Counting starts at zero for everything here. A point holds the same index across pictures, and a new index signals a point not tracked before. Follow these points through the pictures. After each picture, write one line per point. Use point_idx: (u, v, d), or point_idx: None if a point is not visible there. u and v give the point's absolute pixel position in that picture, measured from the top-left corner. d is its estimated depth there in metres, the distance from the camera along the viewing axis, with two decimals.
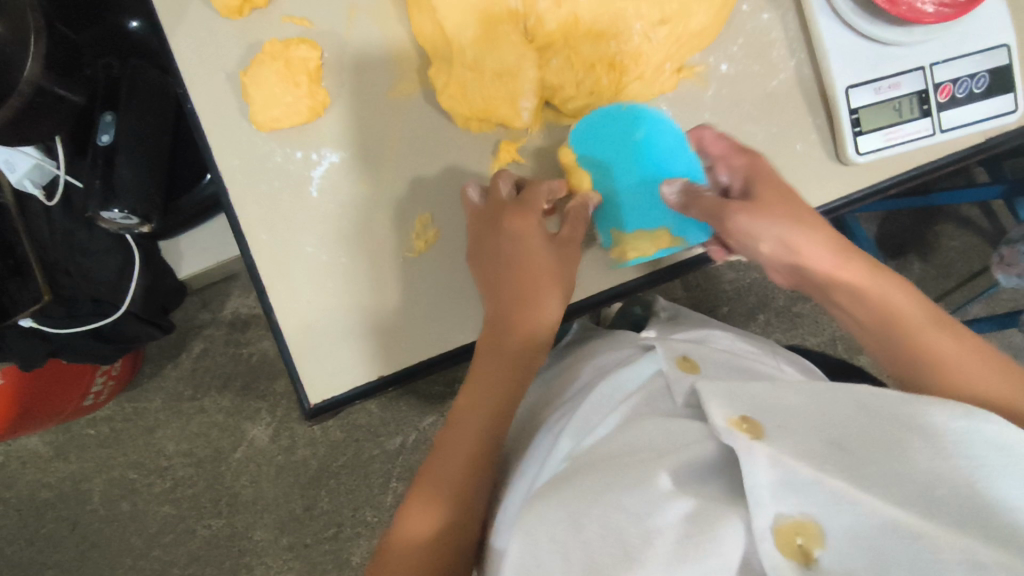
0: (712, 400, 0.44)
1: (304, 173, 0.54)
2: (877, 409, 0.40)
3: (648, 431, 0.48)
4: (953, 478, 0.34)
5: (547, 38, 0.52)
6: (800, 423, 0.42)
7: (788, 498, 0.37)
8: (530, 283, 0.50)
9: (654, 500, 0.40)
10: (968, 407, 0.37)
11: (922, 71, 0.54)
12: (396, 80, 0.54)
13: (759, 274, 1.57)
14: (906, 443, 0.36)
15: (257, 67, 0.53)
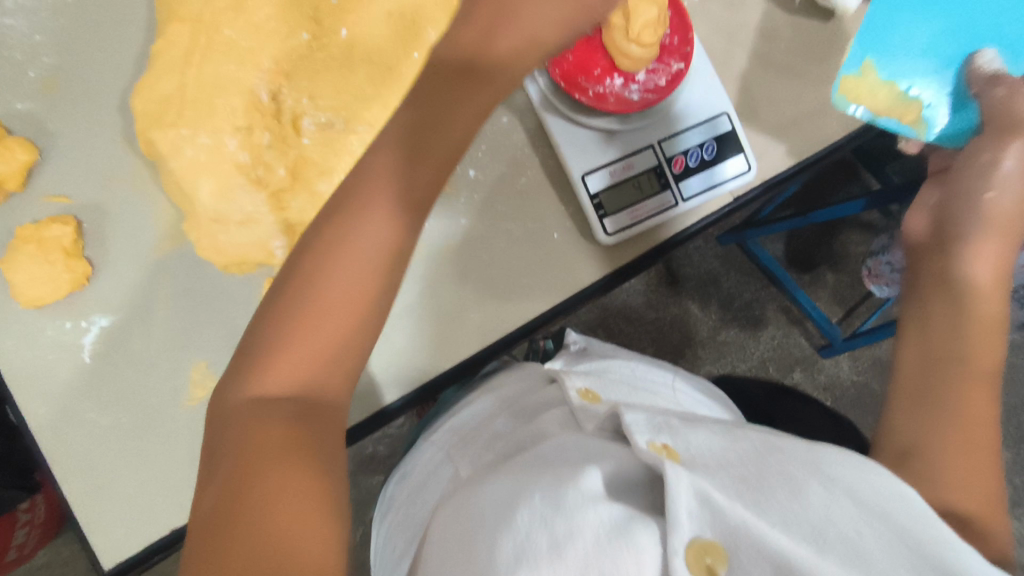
0: (636, 426, 0.43)
1: (76, 342, 0.55)
2: (773, 454, 0.41)
3: (564, 446, 0.48)
4: (847, 523, 0.35)
5: (280, 183, 0.54)
6: (711, 458, 0.41)
7: (702, 518, 0.36)
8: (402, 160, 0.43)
9: (583, 501, 0.38)
10: (859, 465, 0.38)
11: (652, 149, 0.57)
12: (158, 234, 0.57)
13: (678, 309, 1.58)
14: (798, 485, 0.37)
15: (13, 255, 0.54)
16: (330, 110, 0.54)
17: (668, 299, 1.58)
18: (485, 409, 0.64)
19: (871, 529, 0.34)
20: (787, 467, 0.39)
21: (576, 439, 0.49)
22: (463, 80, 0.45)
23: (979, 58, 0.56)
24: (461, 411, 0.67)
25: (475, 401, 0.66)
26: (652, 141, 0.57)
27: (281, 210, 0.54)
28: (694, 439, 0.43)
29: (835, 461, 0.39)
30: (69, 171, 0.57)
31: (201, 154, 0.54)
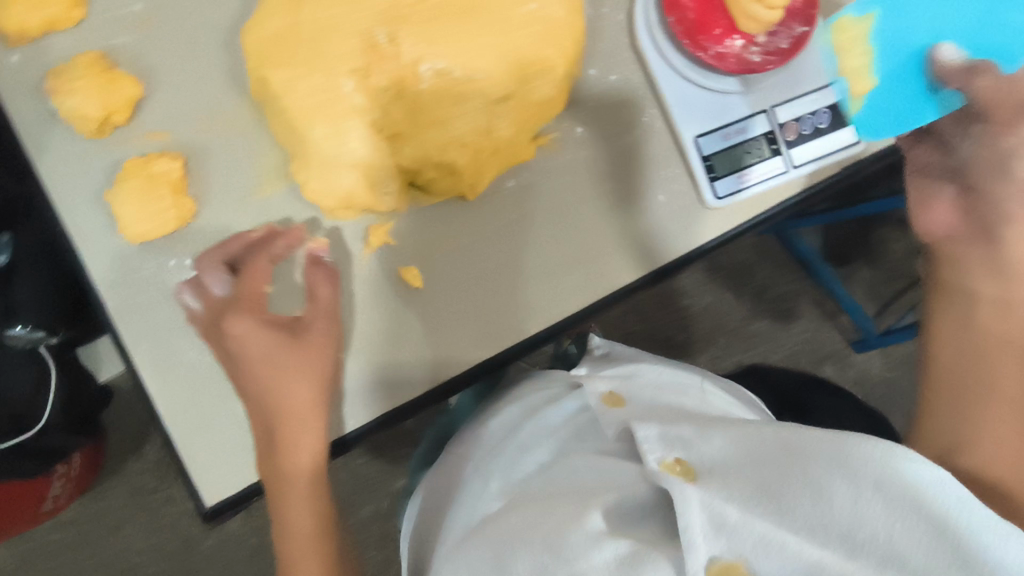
0: (652, 445, 0.53)
1: (181, 280, 0.55)
2: (797, 454, 0.45)
3: (579, 470, 0.60)
4: (867, 521, 0.39)
5: (395, 128, 0.54)
6: (732, 466, 0.48)
7: (718, 541, 0.42)
8: (285, 397, 0.51)
9: (585, 545, 0.47)
10: (881, 449, 0.41)
11: (764, 114, 0.57)
12: (260, 175, 0.56)
13: (712, 297, 1.57)
14: (818, 488, 0.42)
15: (120, 187, 0.54)
16: (447, 55, 0.53)
17: (704, 287, 1.57)
18: (517, 419, 0.73)
19: (901, 524, 0.38)
20: (809, 466, 0.44)
21: (603, 458, 0.60)
22: (292, 433, 0.51)
23: (942, 50, 0.49)
24: (493, 416, 0.75)
25: (503, 414, 0.74)
26: (765, 106, 0.57)
27: (394, 157, 0.55)
28: (721, 444, 0.51)
29: (860, 446, 0.42)
30: (170, 109, 0.56)
31: (315, 98, 0.53)
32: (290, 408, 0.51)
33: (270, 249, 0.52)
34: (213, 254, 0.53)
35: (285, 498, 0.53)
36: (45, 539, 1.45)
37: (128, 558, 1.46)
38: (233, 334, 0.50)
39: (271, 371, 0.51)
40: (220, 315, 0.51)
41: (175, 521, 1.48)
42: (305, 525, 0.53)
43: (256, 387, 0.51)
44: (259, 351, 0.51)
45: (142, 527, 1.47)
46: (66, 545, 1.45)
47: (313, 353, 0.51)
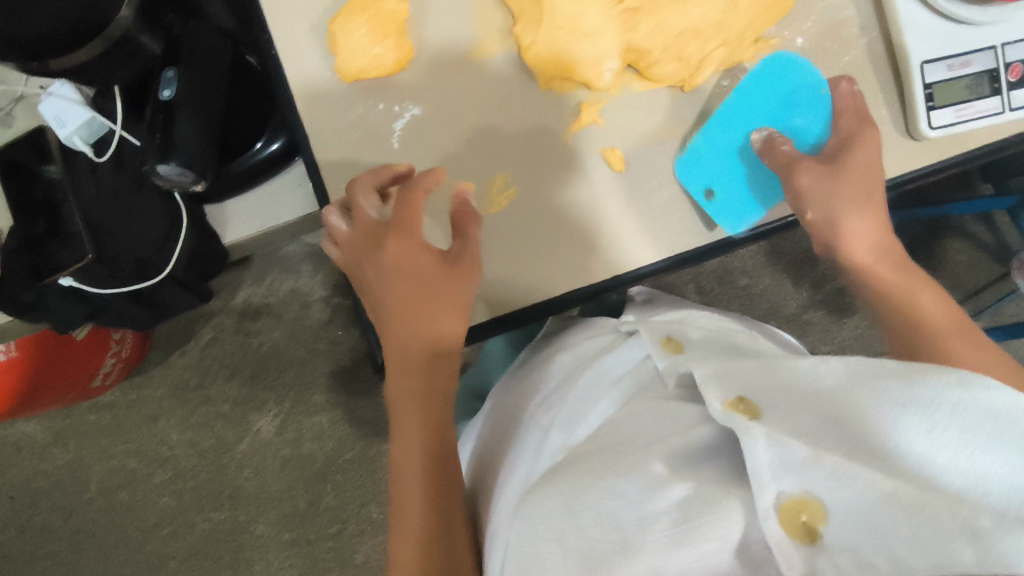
0: (708, 385, 0.47)
1: (385, 126, 0.55)
2: (869, 382, 0.41)
3: (640, 414, 0.51)
4: (947, 451, 0.36)
5: (637, 2, 0.55)
6: (822, 393, 0.43)
7: (787, 477, 0.38)
8: (421, 313, 0.50)
9: (646, 489, 0.42)
10: (959, 379, 0.39)
11: (993, 51, 0.55)
12: (478, 36, 0.55)
13: (773, 282, 1.38)
14: (886, 425, 0.38)
15: (347, 18, 0.54)
16: None
17: (761, 270, 1.39)
18: (567, 366, 0.63)
19: (982, 450, 0.36)
20: (879, 390, 0.40)
21: (664, 399, 0.52)
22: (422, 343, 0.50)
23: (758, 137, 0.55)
24: (546, 363, 0.65)
25: (553, 363, 0.65)
26: (995, 44, 0.55)
27: (627, 33, 0.55)
28: (801, 380, 0.45)
29: (932, 373, 0.39)
30: None
31: None
32: (421, 339, 0.50)
33: (424, 185, 0.50)
34: (372, 178, 0.52)
35: (399, 414, 0.51)
36: (82, 419, 1.42)
37: (160, 449, 1.42)
38: (383, 269, 0.50)
39: (415, 312, 0.50)
40: (378, 239, 0.51)
41: (212, 422, 1.42)
42: (416, 461, 0.50)
43: (402, 309, 0.50)
44: (409, 281, 0.50)
45: (180, 421, 1.42)
46: (104, 426, 1.42)
47: (465, 287, 0.50)
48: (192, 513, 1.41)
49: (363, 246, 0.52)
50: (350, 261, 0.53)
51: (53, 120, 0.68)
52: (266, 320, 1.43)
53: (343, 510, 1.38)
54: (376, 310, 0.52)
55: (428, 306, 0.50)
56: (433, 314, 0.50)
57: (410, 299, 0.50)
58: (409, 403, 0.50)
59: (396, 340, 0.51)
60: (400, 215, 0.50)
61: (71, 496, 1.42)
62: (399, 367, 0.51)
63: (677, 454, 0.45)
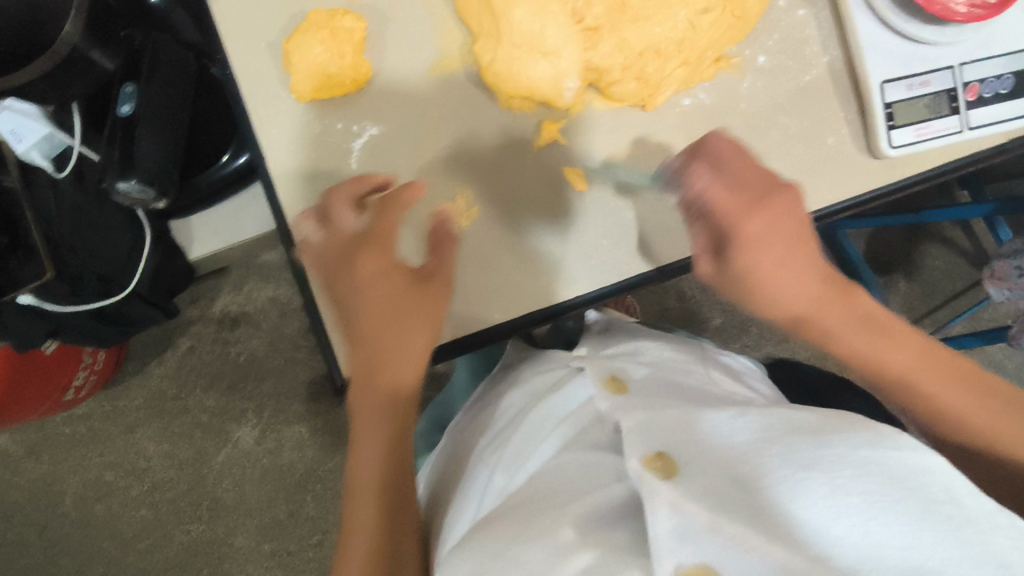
0: (630, 435, 0.42)
1: (344, 145, 0.54)
2: (781, 442, 0.39)
3: (569, 467, 0.46)
4: (847, 524, 0.34)
5: (595, 22, 0.54)
6: (730, 457, 0.40)
7: (686, 547, 0.34)
8: (387, 332, 0.47)
9: (554, 557, 0.37)
10: (870, 440, 0.38)
11: (952, 70, 0.56)
12: (439, 53, 0.55)
13: None
14: (786, 493, 0.36)
15: (302, 38, 0.53)
16: None
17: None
18: (517, 403, 0.58)
19: (879, 522, 0.33)
20: (788, 455, 0.38)
21: (596, 448, 0.47)
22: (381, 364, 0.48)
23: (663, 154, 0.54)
24: (501, 399, 0.62)
25: (505, 400, 0.60)
26: (953, 63, 0.56)
27: (586, 52, 0.55)
28: (708, 437, 0.42)
29: (843, 442, 0.38)
30: None
31: None
32: (385, 356, 0.48)
33: (405, 202, 0.50)
34: (350, 188, 0.51)
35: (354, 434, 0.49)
36: (57, 431, 1.40)
37: (136, 462, 1.40)
38: (354, 279, 0.48)
39: (378, 329, 0.47)
40: (351, 253, 0.49)
41: (190, 433, 1.41)
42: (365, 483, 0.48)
43: (364, 334, 0.48)
44: (383, 302, 0.48)
45: (156, 432, 1.41)
46: (79, 439, 1.40)
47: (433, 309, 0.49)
48: (168, 526, 1.39)
49: (328, 258, 0.49)
50: (319, 265, 0.50)
51: (8, 134, 0.67)
52: (243, 330, 1.42)
53: (323, 520, 1.37)
54: (343, 322, 0.50)
55: (399, 327, 0.48)
56: (399, 340, 0.48)
57: (376, 327, 0.48)
58: (365, 420, 0.48)
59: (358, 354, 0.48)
60: (379, 229, 0.49)
61: (45, 510, 1.39)
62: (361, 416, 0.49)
63: (596, 514, 0.40)
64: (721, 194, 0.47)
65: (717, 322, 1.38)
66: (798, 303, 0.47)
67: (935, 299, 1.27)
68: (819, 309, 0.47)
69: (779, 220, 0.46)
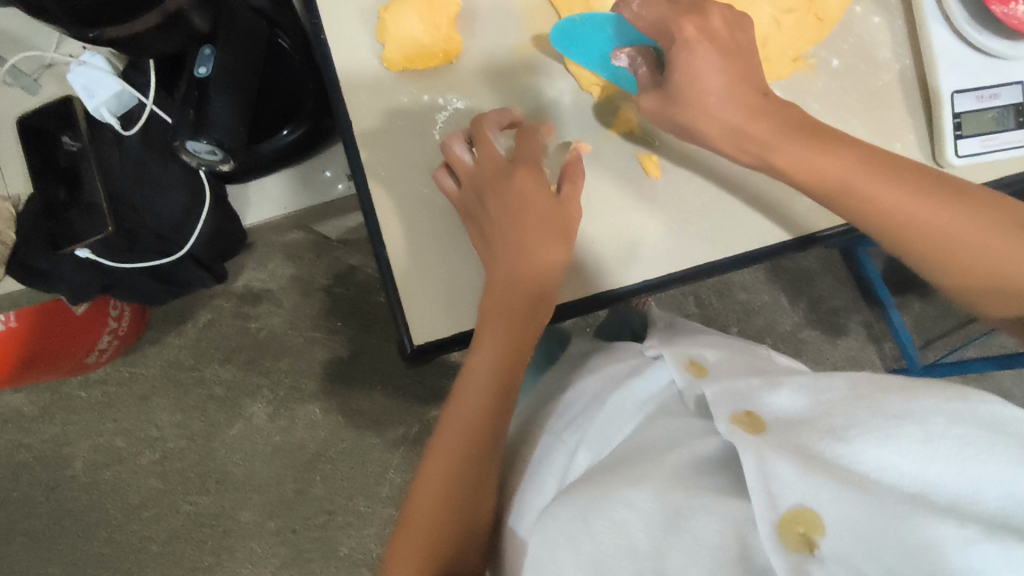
0: (716, 402, 0.52)
1: (429, 116, 0.57)
2: (863, 401, 0.47)
3: (658, 429, 0.56)
4: (949, 481, 0.40)
5: None
6: (795, 422, 0.49)
7: (783, 492, 0.43)
8: (534, 240, 0.53)
9: (659, 496, 0.47)
10: (960, 396, 0.45)
11: (1019, 86, 0.58)
12: (522, 40, 0.59)
13: (771, 299, 1.40)
14: (878, 448, 0.43)
15: (399, 12, 0.56)
16: None
17: (760, 286, 1.41)
18: (593, 387, 0.65)
19: (977, 461, 0.41)
20: (853, 414, 0.46)
21: (680, 420, 0.56)
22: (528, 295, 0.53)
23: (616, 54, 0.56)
24: (571, 387, 0.68)
25: (582, 384, 0.67)
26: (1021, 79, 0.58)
27: None
28: (772, 411, 0.50)
29: (933, 399, 0.45)
30: None
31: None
32: (530, 258, 0.53)
33: (540, 135, 0.56)
34: (500, 116, 0.56)
35: (476, 346, 0.54)
36: (72, 394, 1.40)
37: (149, 430, 1.40)
38: (512, 190, 0.53)
39: (526, 240, 0.53)
40: (507, 172, 0.53)
41: (204, 405, 1.41)
42: (472, 420, 0.53)
43: (506, 239, 0.53)
44: (535, 212, 0.53)
45: (171, 402, 1.41)
46: (94, 403, 1.40)
47: (571, 214, 0.54)
48: (175, 496, 1.39)
49: (469, 189, 0.54)
50: (461, 194, 0.54)
51: (82, 90, 0.68)
52: (265, 306, 1.42)
53: (330, 501, 1.38)
54: (482, 242, 0.54)
55: (536, 233, 0.53)
56: (536, 250, 0.53)
57: (524, 241, 0.53)
58: (486, 348, 0.53)
59: (500, 262, 0.53)
60: (529, 152, 0.54)
61: (53, 472, 1.40)
62: (473, 371, 0.54)
63: (689, 465, 0.50)
64: (803, 163, 0.52)
65: (732, 330, 1.40)
66: (812, 167, 0.52)
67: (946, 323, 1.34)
68: (881, 191, 0.50)
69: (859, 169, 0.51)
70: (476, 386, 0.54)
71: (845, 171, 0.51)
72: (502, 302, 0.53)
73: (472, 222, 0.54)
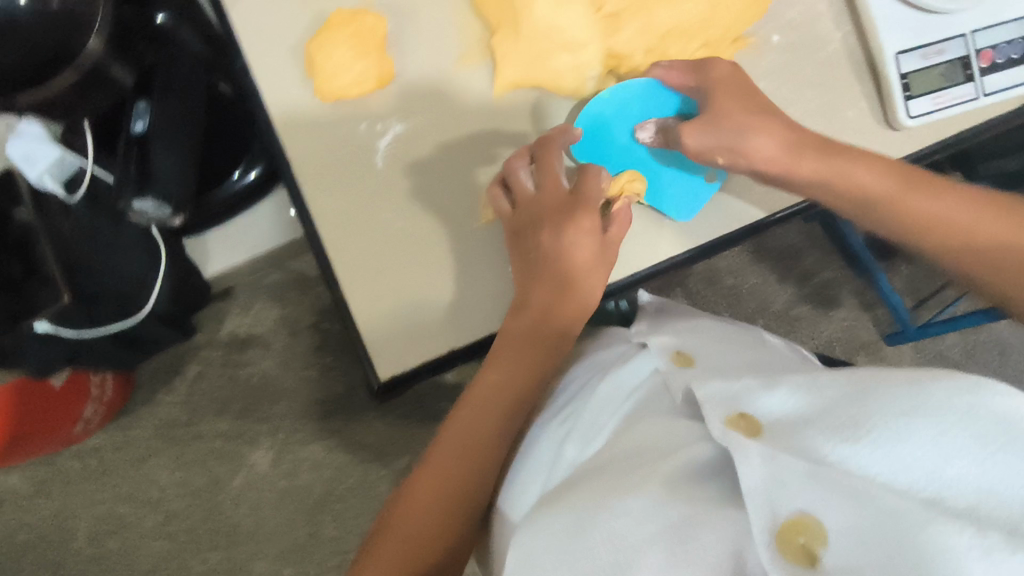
0: (710, 403, 0.49)
1: (370, 143, 0.54)
2: (871, 394, 0.46)
3: (647, 430, 0.54)
4: (967, 480, 0.40)
5: (616, 9, 0.56)
6: (796, 422, 0.47)
7: (784, 498, 0.41)
8: (571, 274, 0.52)
9: (652, 510, 0.45)
10: (973, 386, 0.44)
11: (963, 39, 0.57)
12: (461, 52, 0.55)
13: (759, 280, 1.39)
14: (890, 440, 0.42)
15: (324, 39, 0.54)
16: None
17: (746, 267, 1.40)
18: (579, 380, 0.64)
19: (997, 456, 0.40)
20: (858, 413, 0.45)
21: (672, 421, 0.54)
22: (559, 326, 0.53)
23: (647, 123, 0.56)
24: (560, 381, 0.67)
25: (570, 376, 0.66)
26: (964, 31, 0.57)
27: (608, 38, 0.56)
28: (769, 411, 0.48)
29: (944, 386, 0.44)
30: None
31: None
32: (563, 296, 0.53)
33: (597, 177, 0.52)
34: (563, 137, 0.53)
35: (490, 362, 0.54)
36: (68, 466, 1.37)
37: (150, 491, 1.38)
38: (568, 230, 0.51)
39: (568, 276, 0.52)
40: (565, 209, 0.52)
41: (204, 460, 1.38)
42: (480, 435, 0.52)
43: (545, 270, 0.52)
44: (584, 253, 0.52)
45: (170, 461, 1.38)
46: (91, 470, 1.38)
47: (596, 281, 0.53)
48: (185, 556, 1.36)
49: (523, 216, 0.52)
50: (513, 216, 0.52)
51: (22, 161, 0.64)
52: (254, 351, 1.40)
53: (344, 541, 1.35)
54: (520, 264, 0.53)
55: (580, 273, 0.52)
56: (573, 286, 0.53)
57: (562, 274, 0.52)
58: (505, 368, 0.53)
59: (536, 286, 0.52)
60: (593, 191, 0.51)
61: (59, 547, 1.37)
62: (487, 386, 0.53)
63: (682, 474, 0.48)
64: (856, 172, 0.52)
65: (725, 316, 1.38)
66: (876, 180, 0.53)
67: (936, 282, 1.33)
68: (942, 210, 0.52)
69: (908, 188, 0.53)
70: (490, 408, 0.53)
71: (904, 191, 0.52)
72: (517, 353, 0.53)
73: (517, 244, 0.52)
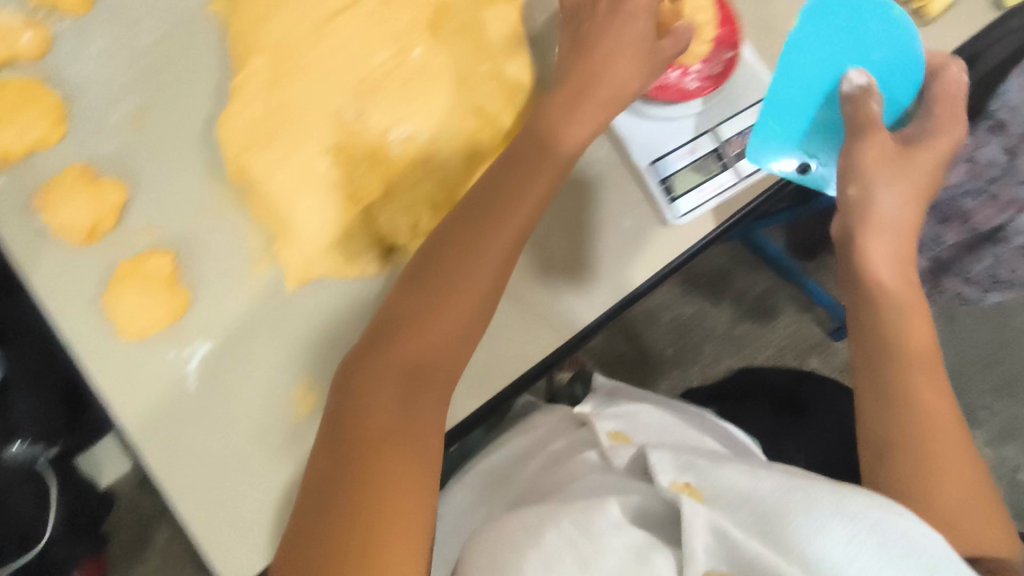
0: (664, 466, 0.50)
1: (179, 371, 0.56)
2: (801, 491, 0.43)
3: (597, 481, 0.55)
4: None
5: (372, 199, 0.57)
6: (739, 497, 0.45)
7: (718, 555, 0.43)
8: (500, 193, 0.53)
9: (609, 533, 0.46)
10: (882, 504, 0.41)
11: (709, 134, 0.59)
12: (248, 263, 0.58)
13: (695, 308, 1.35)
14: (805, 535, 0.40)
15: (117, 288, 0.56)
16: (414, 122, 0.57)
17: (680, 299, 1.35)
18: (525, 451, 0.69)
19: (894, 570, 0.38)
20: (787, 508, 0.42)
21: (607, 476, 0.55)
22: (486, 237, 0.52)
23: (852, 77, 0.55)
24: (496, 454, 0.71)
25: (509, 447, 0.71)
26: (709, 126, 0.59)
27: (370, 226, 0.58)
28: (716, 482, 0.47)
29: (858, 496, 0.41)
30: (155, 206, 0.58)
31: (296, 177, 0.57)
32: (492, 213, 0.52)
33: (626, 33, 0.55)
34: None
35: (442, 278, 0.52)
36: None
37: None
38: (526, 173, 0.53)
39: (492, 202, 0.52)
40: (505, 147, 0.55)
41: None
42: (431, 353, 0.51)
43: (473, 211, 0.53)
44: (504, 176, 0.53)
45: None
46: None
47: (536, 178, 0.53)
48: None
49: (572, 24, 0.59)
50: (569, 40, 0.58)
51: None
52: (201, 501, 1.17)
53: None
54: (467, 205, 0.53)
55: (499, 203, 0.52)
56: (502, 209, 0.52)
57: (490, 209, 0.53)
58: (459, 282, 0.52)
59: (469, 265, 0.52)
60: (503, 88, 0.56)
61: None
62: (446, 290, 0.52)
63: (640, 517, 0.48)
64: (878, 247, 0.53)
65: (669, 352, 1.34)
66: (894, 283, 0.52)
67: None
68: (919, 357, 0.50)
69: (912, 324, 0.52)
70: (438, 329, 0.51)
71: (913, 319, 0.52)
72: (458, 243, 0.52)
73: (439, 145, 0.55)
